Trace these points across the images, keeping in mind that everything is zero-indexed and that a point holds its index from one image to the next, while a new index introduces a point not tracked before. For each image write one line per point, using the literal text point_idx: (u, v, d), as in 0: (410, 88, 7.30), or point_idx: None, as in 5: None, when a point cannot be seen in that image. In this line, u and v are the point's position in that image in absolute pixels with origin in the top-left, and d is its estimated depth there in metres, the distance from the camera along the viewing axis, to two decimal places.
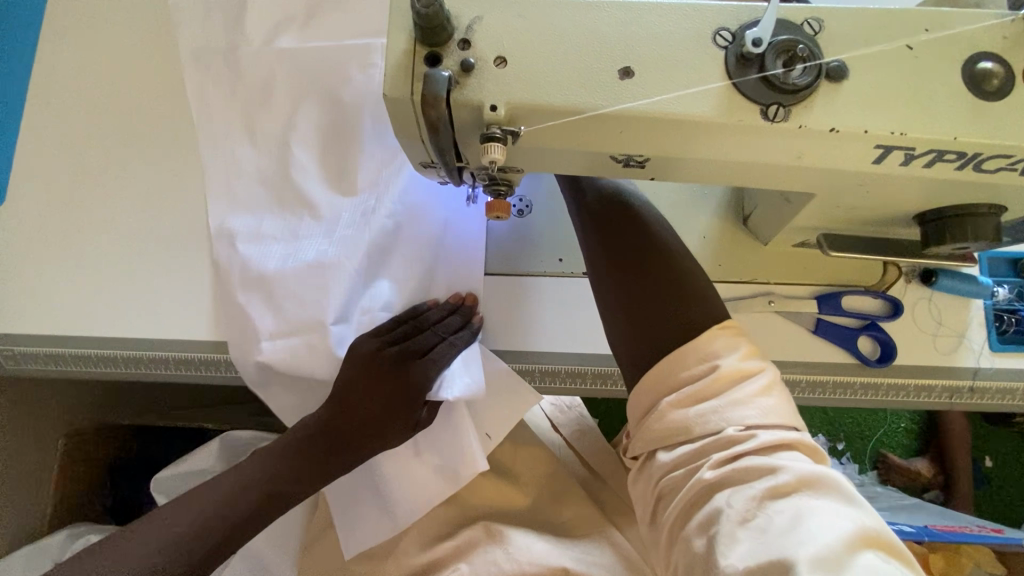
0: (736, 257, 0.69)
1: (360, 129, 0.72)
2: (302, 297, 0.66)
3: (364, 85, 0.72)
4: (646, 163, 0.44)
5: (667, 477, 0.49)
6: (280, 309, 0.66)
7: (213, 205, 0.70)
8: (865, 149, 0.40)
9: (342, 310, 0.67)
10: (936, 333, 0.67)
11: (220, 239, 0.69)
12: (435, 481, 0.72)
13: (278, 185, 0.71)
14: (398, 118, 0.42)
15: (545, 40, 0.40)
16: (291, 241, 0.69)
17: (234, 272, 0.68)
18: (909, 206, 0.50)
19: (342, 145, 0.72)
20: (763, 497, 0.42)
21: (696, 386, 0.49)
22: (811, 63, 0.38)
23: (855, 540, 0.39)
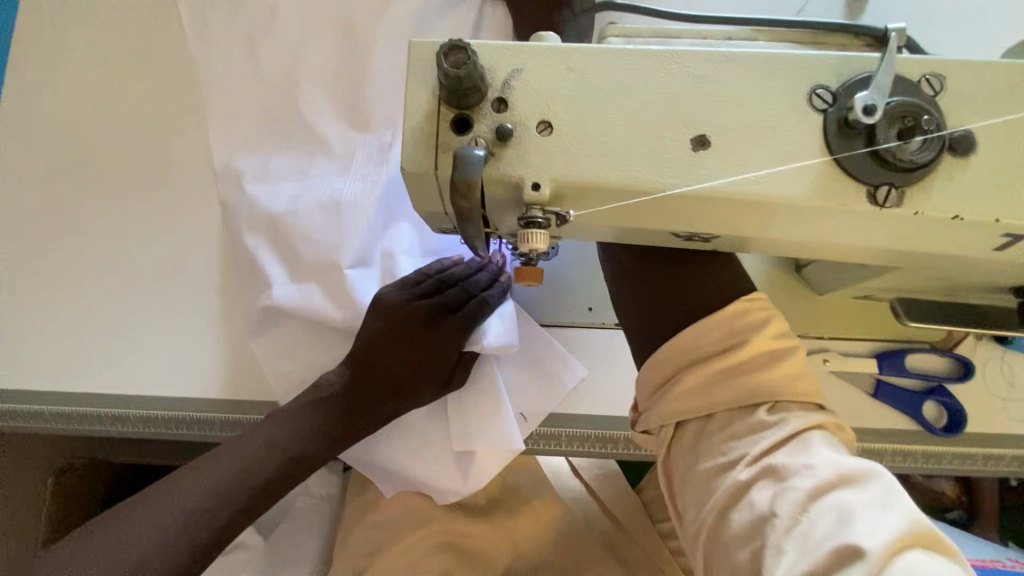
0: (787, 307, 0.62)
1: (371, 65, 0.67)
2: (316, 237, 0.61)
3: (378, 23, 0.67)
4: (712, 241, 0.37)
5: (693, 469, 0.42)
6: (294, 252, 0.61)
7: (214, 145, 0.64)
8: (990, 238, 0.33)
9: (362, 251, 0.61)
10: (1008, 397, 0.60)
11: (226, 178, 0.63)
12: (454, 464, 0.63)
13: (284, 125, 0.66)
14: (416, 190, 0.34)
15: (600, 100, 0.32)
16: (302, 180, 0.63)
17: (240, 213, 0.62)
18: (1013, 280, 0.43)
19: (355, 90, 0.66)
20: (806, 498, 0.35)
21: (746, 421, 0.40)
22: (933, 135, 0.30)
23: (904, 541, 0.32)
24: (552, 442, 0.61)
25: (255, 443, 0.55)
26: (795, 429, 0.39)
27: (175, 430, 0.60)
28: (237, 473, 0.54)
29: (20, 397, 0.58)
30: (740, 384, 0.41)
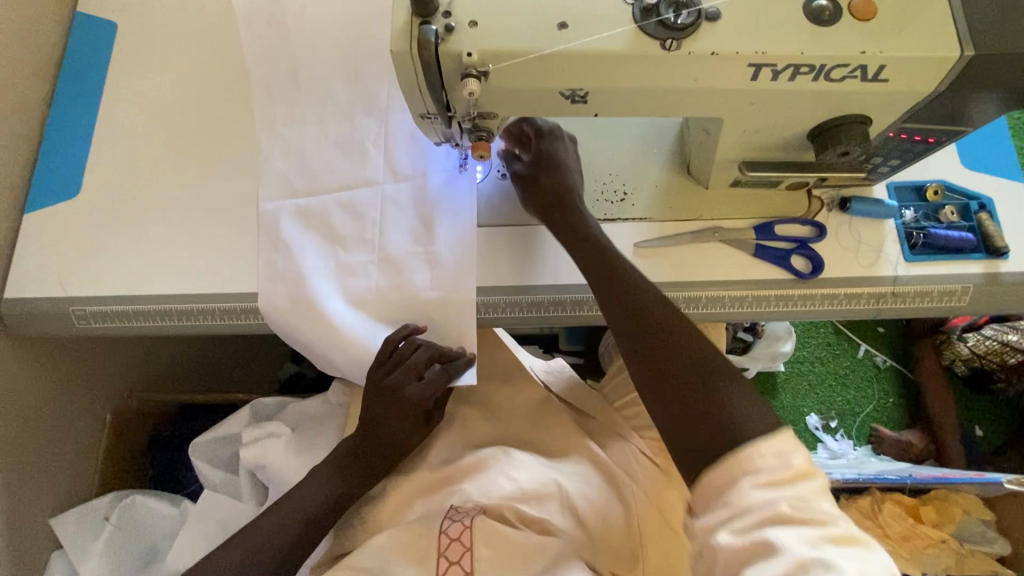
0: (683, 199, 0.83)
1: (369, 47, 0.92)
2: (329, 164, 0.87)
3: (378, 20, 0.94)
4: (587, 97, 0.59)
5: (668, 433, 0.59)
6: (313, 174, 0.86)
7: (264, 108, 0.90)
8: (741, 68, 0.55)
9: (363, 176, 0.86)
10: (858, 250, 0.79)
11: (272, 130, 0.89)
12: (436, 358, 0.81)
13: (306, 88, 0.91)
14: (401, 70, 0.57)
15: (505, 7, 0.55)
16: (319, 124, 0.89)
17: (275, 147, 0.88)
18: (799, 125, 0.64)
19: (362, 63, 0.92)
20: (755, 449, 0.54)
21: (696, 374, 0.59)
22: (691, 9, 0.54)
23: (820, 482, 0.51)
24: (517, 309, 0.81)
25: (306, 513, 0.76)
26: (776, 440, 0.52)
27: (230, 318, 0.82)
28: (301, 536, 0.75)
29: (126, 299, 0.81)
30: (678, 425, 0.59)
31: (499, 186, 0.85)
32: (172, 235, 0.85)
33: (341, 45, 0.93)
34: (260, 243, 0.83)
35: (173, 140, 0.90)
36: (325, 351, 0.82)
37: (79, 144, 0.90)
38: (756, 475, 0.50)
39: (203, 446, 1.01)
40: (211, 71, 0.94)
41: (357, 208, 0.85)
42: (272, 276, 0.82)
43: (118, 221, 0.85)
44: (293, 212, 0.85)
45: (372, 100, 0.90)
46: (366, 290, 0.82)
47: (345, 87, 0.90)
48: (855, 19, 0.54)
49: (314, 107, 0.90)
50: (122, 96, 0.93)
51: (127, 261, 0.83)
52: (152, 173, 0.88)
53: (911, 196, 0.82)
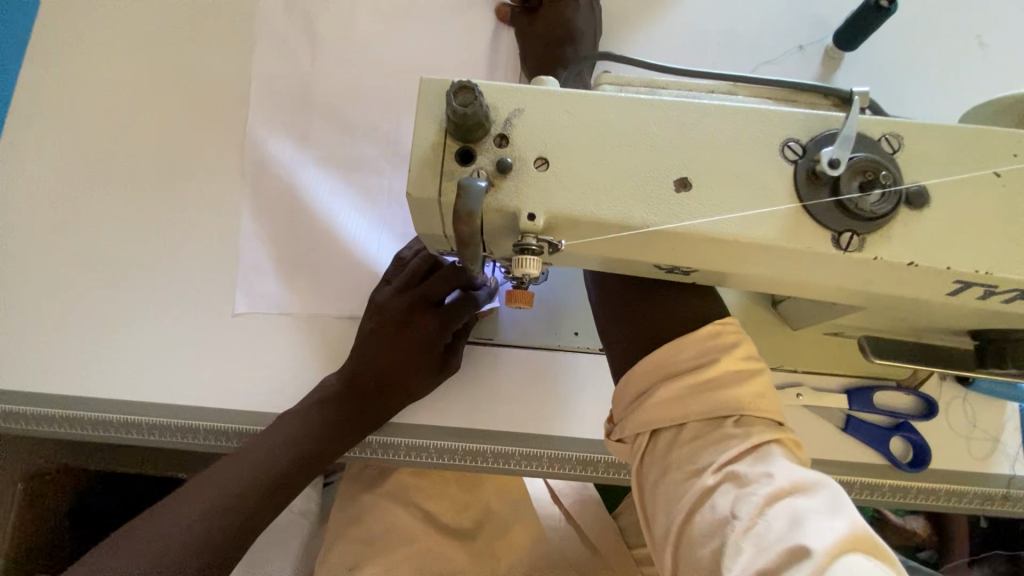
0: (763, 341, 0.65)
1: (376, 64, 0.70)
2: (346, 35, 0.71)
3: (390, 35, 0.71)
4: (693, 274, 0.40)
5: (663, 476, 0.41)
6: (324, 55, 0.71)
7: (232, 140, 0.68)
8: (942, 284, 0.36)
9: (383, 55, 0.71)
10: (970, 436, 0.63)
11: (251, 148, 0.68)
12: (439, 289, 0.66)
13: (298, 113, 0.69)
14: (422, 214, 0.37)
15: (593, 139, 0.35)
16: None
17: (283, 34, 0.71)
18: (969, 325, 0.46)
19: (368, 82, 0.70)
20: (764, 502, 0.35)
21: (697, 375, 0.42)
22: (891, 189, 0.34)
23: (849, 543, 0.32)
24: (534, 462, 0.63)
25: (240, 477, 0.56)
26: (760, 441, 0.39)
27: (160, 435, 0.61)
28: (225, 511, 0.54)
29: (17, 396, 0.60)
30: (713, 399, 0.41)
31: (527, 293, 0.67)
32: (91, 311, 0.63)
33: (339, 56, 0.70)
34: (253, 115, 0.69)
35: (101, 169, 0.67)
36: (288, 289, 0.64)
37: None
38: (752, 501, 0.35)
39: None
40: (158, 76, 0.70)
41: (374, 92, 0.70)
42: (259, 160, 0.67)
43: (19, 282, 0.64)
44: (297, 85, 0.70)
45: None
46: (374, 190, 0.68)
47: None
48: None
49: (321, 77, 0.70)
50: (38, 99, 0.69)
51: (27, 343, 0.62)
52: (71, 218, 0.66)
53: None
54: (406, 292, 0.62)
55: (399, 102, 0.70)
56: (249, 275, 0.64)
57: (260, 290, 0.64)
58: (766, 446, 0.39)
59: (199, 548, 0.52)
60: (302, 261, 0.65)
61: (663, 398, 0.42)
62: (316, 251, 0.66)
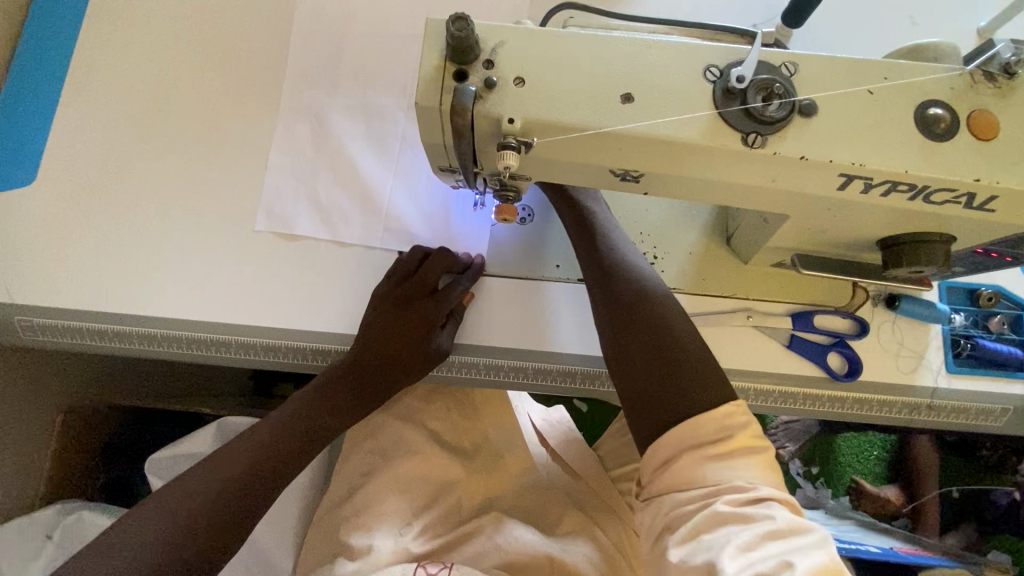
0: (718, 272, 0.75)
1: (386, 36, 0.81)
2: (362, 9, 0.82)
3: (397, 10, 0.82)
4: (641, 178, 0.50)
5: (677, 509, 0.51)
6: (342, 26, 0.81)
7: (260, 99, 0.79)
8: (830, 177, 0.46)
9: (393, 27, 0.81)
10: (898, 353, 0.73)
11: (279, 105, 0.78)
12: (439, 219, 0.77)
13: (319, 75, 0.79)
14: (426, 124, 0.47)
15: (560, 63, 0.46)
16: None
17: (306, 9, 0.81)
18: (873, 233, 0.56)
19: (380, 50, 0.80)
20: (764, 536, 0.46)
21: (708, 445, 0.52)
22: (785, 100, 0.44)
23: (825, 571, 0.44)
24: (521, 374, 0.73)
25: (258, 449, 0.65)
26: (764, 493, 0.49)
27: (199, 349, 0.73)
28: (244, 473, 0.63)
29: (81, 314, 0.71)
30: (719, 467, 0.51)
31: (516, 231, 0.76)
32: (138, 243, 0.74)
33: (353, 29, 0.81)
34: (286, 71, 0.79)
35: (147, 124, 0.77)
36: (302, 210, 0.75)
37: (41, 113, 0.77)
38: (752, 534, 0.46)
39: (160, 461, 0.93)
40: (195, 45, 0.80)
41: (390, 56, 0.80)
42: (292, 104, 0.78)
43: (78, 218, 0.74)
44: (317, 52, 0.80)
45: None
46: (387, 133, 0.78)
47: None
48: (973, 136, 0.45)
49: (339, 45, 0.80)
50: (93, 65, 0.80)
51: (84, 270, 0.72)
52: (121, 165, 0.76)
53: (962, 298, 0.75)
54: (403, 285, 0.72)
55: (405, 70, 0.80)
56: (276, 197, 0.75)
57: (279, 210, 0.75)
58: (765, 496, 0.49)
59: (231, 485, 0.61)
60: (320, 188, 0.76)
61: (669, 471, 0.53)
62: (333, 184, 0.76)
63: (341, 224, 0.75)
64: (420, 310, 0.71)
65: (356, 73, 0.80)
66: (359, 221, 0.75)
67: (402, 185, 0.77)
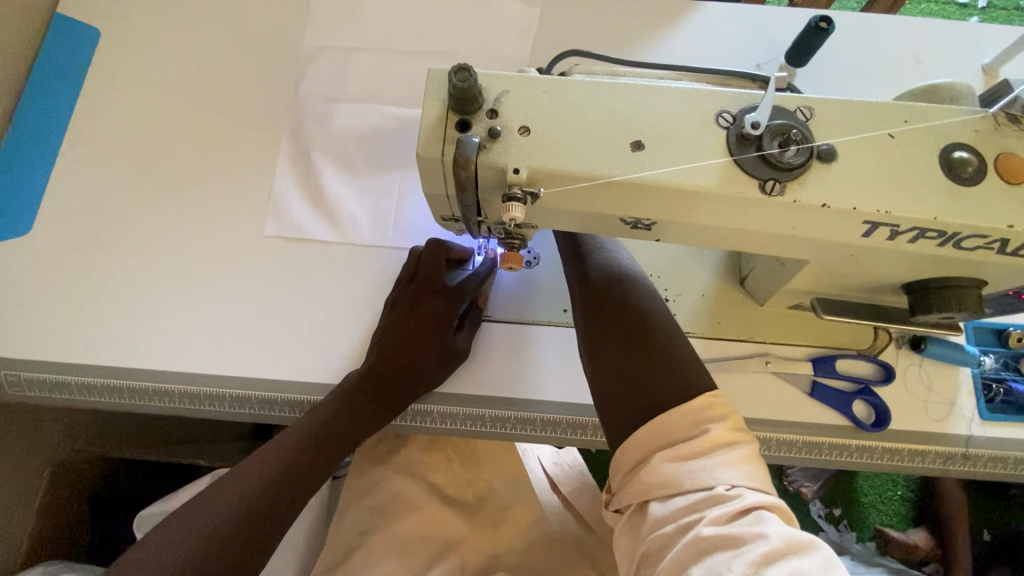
0: (733, 316, 0.72)
1: (388, 82, 0.81)
2: (364, 57, 0.82)
3: (399, 57, 0.82)
4: (653, 227, 0.48)
5: (657, 532, 0.45)
6: (343, 73, 0.81)
7: (261, 145, 0.78)
8: (853, 224, 0.44)
9: (395, 72, 0.82)
10: (928, 399, 0.69)
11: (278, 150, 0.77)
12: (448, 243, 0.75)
13: (320, 120, 0.79)
14: (428, 174, 0.45)
15: (567, 110, 0.44)
16: (352, 22, 0.83)
17: (309, 57, 0.82)
18: (898, 277, 0.53)
19: (382, 95, 0.80)
20: (760, 562, 0.39)
21: (688, 445, 0.47)
22: (803, 145, 0.43)
23: None
24: (528, 426, 0.69)
25: (261, 473, 0.62)
26: (749, 501, 0.43)
27: (190, 403, 0.68)
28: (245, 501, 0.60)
29: (71, 367, 0.68)
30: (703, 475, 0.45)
31: (522, 275, 0.74)
32: (132, 292, 0.71)
33: (355, 76, 0.81)
34: (286, 120, 0.79)
35: (147, 171, 0.77)
36: (314, 215, 0.75)
37: (39, 162, 0.76)
38: (745, 562, 0.39)
39: (149, 518, 0.88)
40: (198, 93, 0.80)
41: (395, 98, 0.81)
42: (295, 146, 0.78)
43: (71, 267, 0.72)
44: (320, 97, 0.80)
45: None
46: (401, 155, 0.78)
47: (380, 19, 0.84)
48: (1002, 179, 0.43)
49: (341, 91, 0.80)
50: (96, 114, 0.79)
51: (76, 319, 0.70)
52: (119, 212, 0.75)
53: (991, 339, 0.72)
54: (413, 285, 0.71)
55: (408, 115, 0.80)
56: (285, 207, 0.75)
57: (288, 217, 0.74)
58: (752, 505, 0.43)
59: (254, 500, 0.60)
60: (327, 202, 0.75)
61: (645, 475, 0.47)
62: (339, 204, 0.75)
63: (349, 232, 0.74)
64: (432, 311, 0.71)
65: (357, 117, 0.79)
66: (367, 232, 0.74)
67: (410, 203, 0.76)
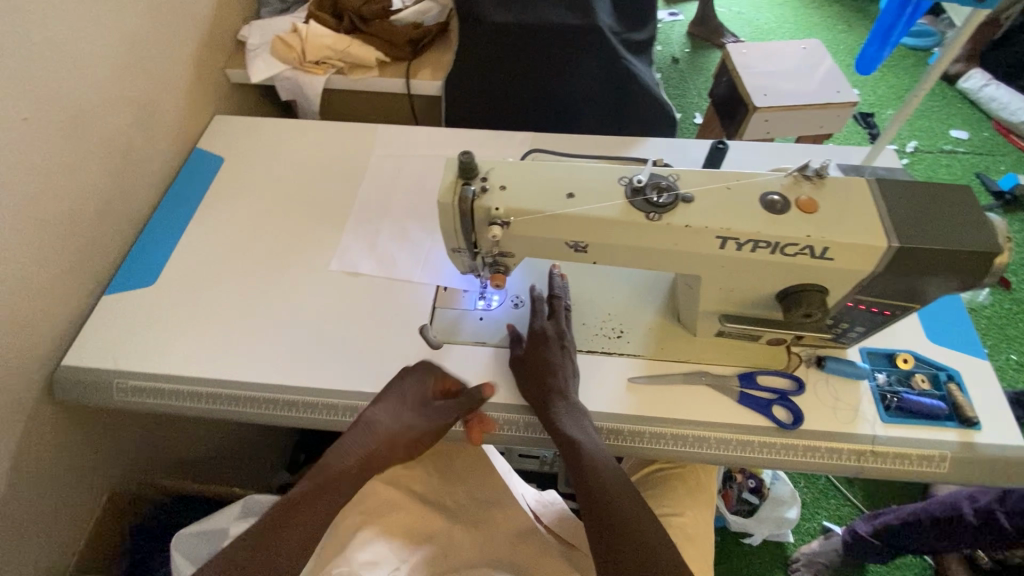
0: (674, 342, 0.92)
1: (420, 189, 1.15)
2: (404, 173, 1.17)
3: (429, 173, 1.17)
4: (587, 249, 0.74)
5: None
6: (389, 183, 1.15)
7: (326, 227, 1.09)
8: (710, 238, 0.69)
9: (426, 182, 1.16)
10: (836, 405, 0.85)
11: (338, 230, 1.08)
12: (457, 280, 1.01)
13: (370, 212, 1.11)
14: (443, 214, 0.73)
15: (528, 176, 0.73)
16: (398, 152, 1.21)
17: (366, 173, 1.17)
18: (766, 288, 0.76)
19: (415, 196, 1.14)
20: None
21: None
22: (670, 191, 0.70)
23: None
24: (513, 426, 0.88)
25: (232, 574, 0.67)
26: None
27: (253, 406, 0.89)
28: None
29: (164, 377, 0.90)
30: None
31: (510, 313, 0.97)
32: (219, 322, 0.96)
33: (398, 184, 1.15)
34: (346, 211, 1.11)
35: (242, 242, 1.06)
36: (364, 256, 1.04)
37: (169, 237, 1.07)
38: None
39: (188, 537, 0.99)
40: (285, 194, 1.14)
41: (424, 197, 1.13)
42: (350, 226, 1.09)
43: (177, 304, 0.98)
44: (371, 197, 1.13)
45: (440, 140, 1.23)
46: (430, 223, 1.10)
47: (418, 151, 1.21)
48: (801, 211, 0.69)
49: (387, 194, 1.14)
50: (211, 207, 1.12)
51: (174, 341, 0.93)
52: (217, 269, 1.03)
53: (883, 361, 0.90)
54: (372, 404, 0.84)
55: (434, 208, 1.12)
56: (345, 248, 1.05)
57: (348, 257, 1.04)
58: None
59: None
60: (374, 249, 1.05)
61: None
62: (381, 255, 1.04)
63: (389, 267, 1.03)
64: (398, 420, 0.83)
65: (397, 210, 1.11)
66: (402, 267, 1.03)
67: (434, 251, 1.05)
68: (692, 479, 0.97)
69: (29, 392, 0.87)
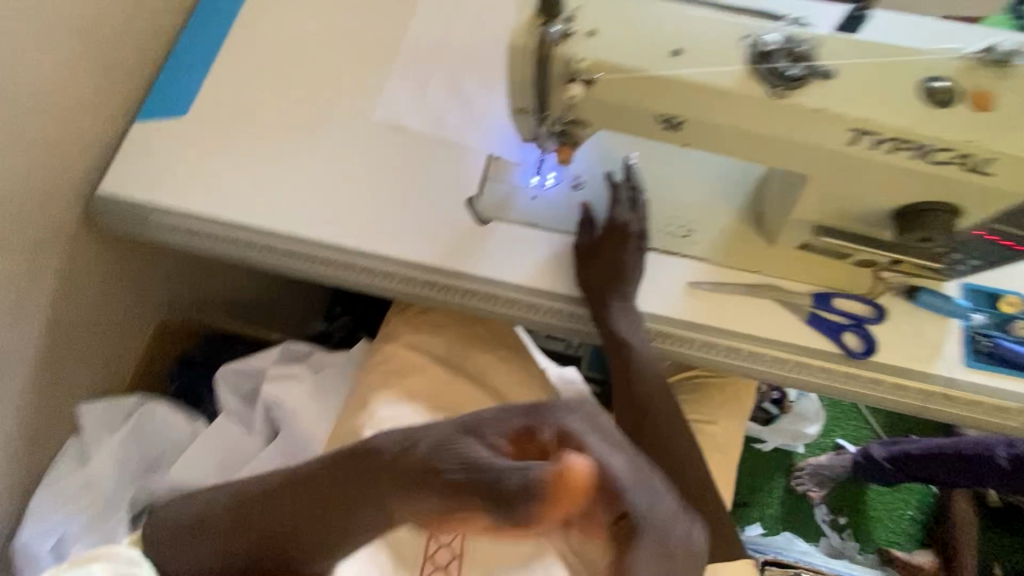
0: (747, 250, 0.82)
1: (479, 35, 0.98)
2: (462, 14, 1.00)
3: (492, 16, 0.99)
4: (682, 126, 0.60)
5: None
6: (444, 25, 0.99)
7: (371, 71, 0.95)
8: (842, 131, 0.56)
9: (487, 29, 0.99)
10: (917, 342, 0.77)
11: (384, 77, 0.95)
12: (512, 151, 0.89)
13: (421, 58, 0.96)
14: (516, 62, 0.61)
15: (625, 21, 0.58)
16: None
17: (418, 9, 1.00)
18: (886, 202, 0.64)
19: (473, 44, 0.97)
20: None
21: None
22: (806, 62, 0.55)
23: None
24: (557, 317, 0.83)
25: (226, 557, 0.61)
26: None
27: (291, 260, 0.85)
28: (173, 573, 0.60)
29: (203, 219, 0.85)
30: None
31: (568, 195, 0.86)
32: (253, 166, 0.88)
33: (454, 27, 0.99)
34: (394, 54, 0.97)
35: (276, 79, 0.95)
36: (412, 110, 0.92)
37: (198, 62, 0.96)
38: None
39: (231, 373, 1.02)
40: (326, 25, 0.99)
41: (483, 47, 0.97)
42: (397, 73, 0.95)
43: (209, 141, 0.90)
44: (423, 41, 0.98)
45: None
46: (487, 79, 0.95)
47: None
48: (969, 107, 0.54)
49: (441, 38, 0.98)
50: (243, 31, 0.98)
51: (205, 181, 0.87)
52: (250, 105, 0.92)
53: (984, 301, 0.79)
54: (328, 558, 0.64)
55: (493, 62, 0.97)
56: (390, 99, 0.93)
57: (394, 109, 0.92)
58: None
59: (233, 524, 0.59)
60: (423, 103, 0.93)
61: None
62: (430, 111, 0.92)
63: (438, 125, 0.91)
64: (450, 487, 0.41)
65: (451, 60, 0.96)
66: (452, 127, 0.91)
67: (489, 113, 0.92)
68: (731, 391, 0.93)
69: (64, 215, 0.84)
